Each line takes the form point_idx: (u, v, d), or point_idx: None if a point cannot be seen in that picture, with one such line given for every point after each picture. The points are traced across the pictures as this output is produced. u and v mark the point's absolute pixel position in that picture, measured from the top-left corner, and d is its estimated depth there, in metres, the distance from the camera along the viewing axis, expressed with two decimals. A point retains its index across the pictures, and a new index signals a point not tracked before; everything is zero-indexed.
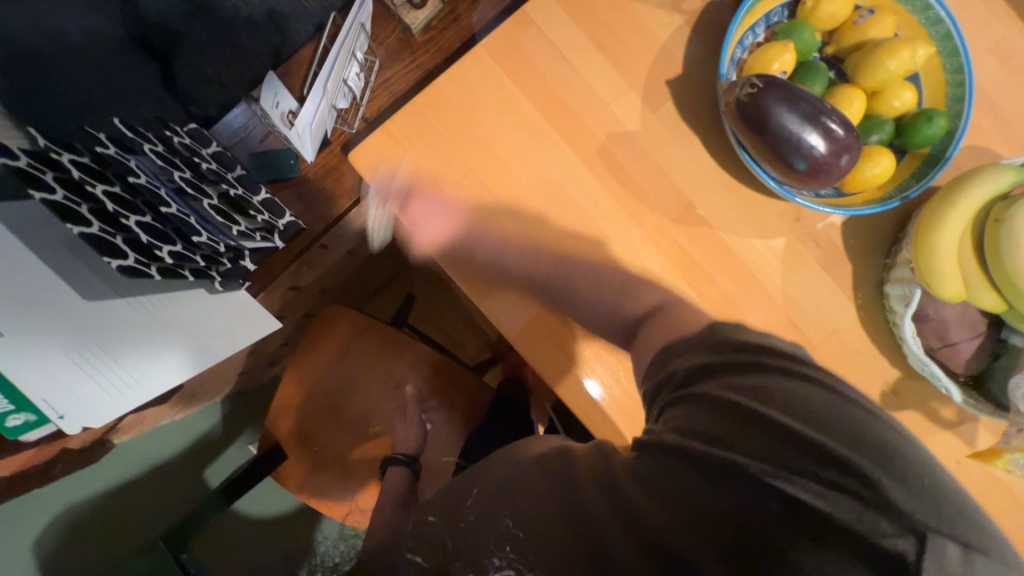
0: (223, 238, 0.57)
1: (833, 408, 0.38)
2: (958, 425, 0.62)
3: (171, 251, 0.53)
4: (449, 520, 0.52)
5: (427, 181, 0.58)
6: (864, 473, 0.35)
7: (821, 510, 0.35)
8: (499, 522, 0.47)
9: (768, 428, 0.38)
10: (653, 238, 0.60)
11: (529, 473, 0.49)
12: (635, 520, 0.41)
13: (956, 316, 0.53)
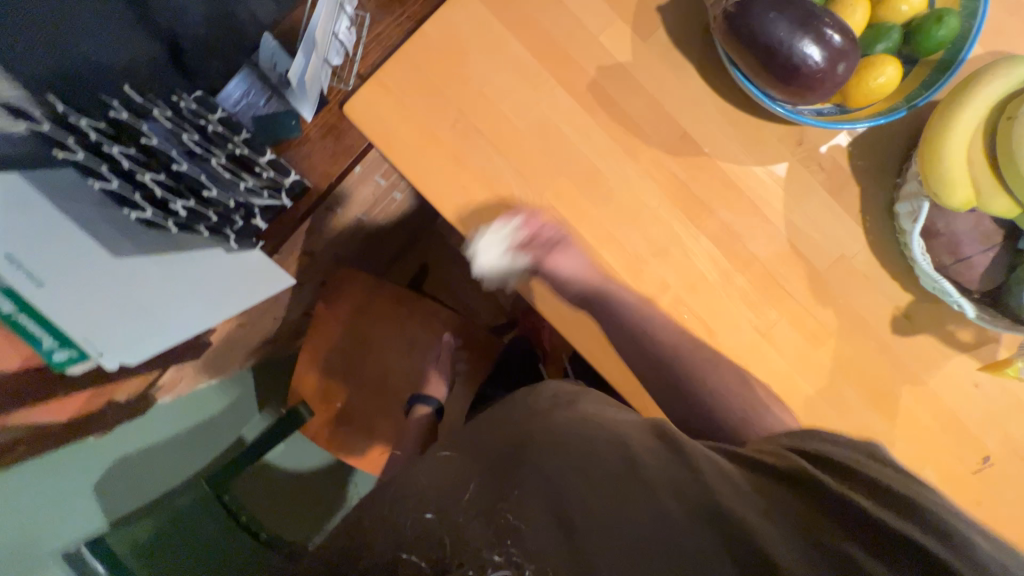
0: (233, 194, 0.63)
1: (898, 469, 0.42)
2: (977, 346, 0.60)
3: (186, 206, 0.57)
4: (486, 498, 0.44)
5: (420, 127, 0.59)
6: (941, 516, 0.37)
7: (889, 528, 0.36)
8: (486, 495, 0.44)
9: (839, 472, 0.42)
10: (649, 171, 0.60)
11: (572, 430, 0.48)
12: (721, 523, 0.39)
13: (968, 228, 0.51)
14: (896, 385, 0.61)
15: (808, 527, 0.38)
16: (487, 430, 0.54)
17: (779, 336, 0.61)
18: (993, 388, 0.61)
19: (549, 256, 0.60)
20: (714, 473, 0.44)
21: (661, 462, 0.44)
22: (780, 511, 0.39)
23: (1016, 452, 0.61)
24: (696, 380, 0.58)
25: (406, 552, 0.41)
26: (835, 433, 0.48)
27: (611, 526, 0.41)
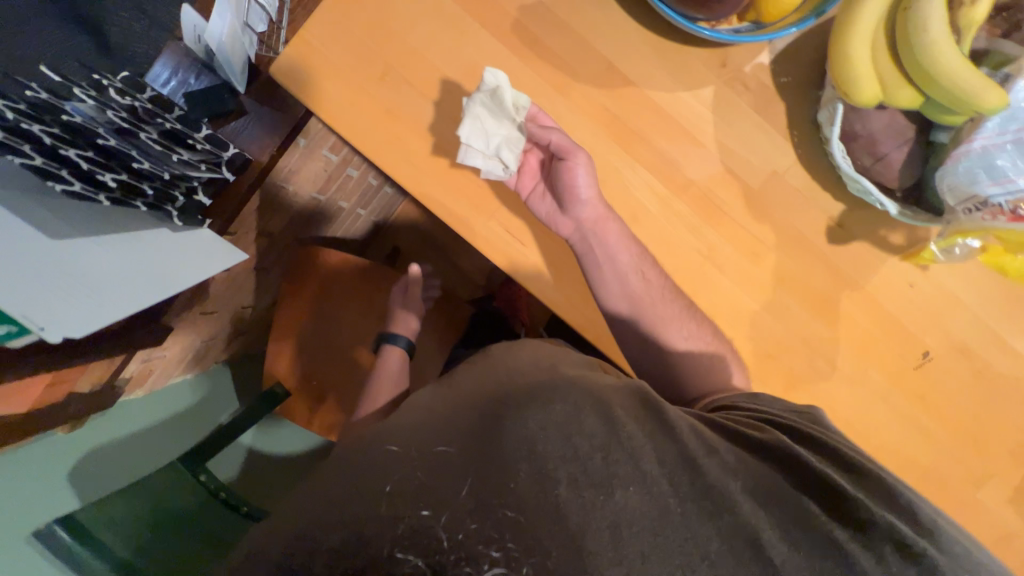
0: (167, 167, 0.62)
1: (828, 433, 0.50)
2: (908, 248, 0.63)
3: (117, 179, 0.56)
4: (480, 479, 0.39)
5: (350, 83, 0.59)
6: (867, 469, 0.44)
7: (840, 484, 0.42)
8: (477, 489, 0.38)
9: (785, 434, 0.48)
10: (580, 107, 0.61)
11: (558, 396, 0.45)
12: (714, 483, 0.41)
13: (883, 127, 0.53)
14: (836, 293, 0.63)
15: (776, 492, 0.41)
16: (462, 404, 0.51)
17: (721, 256, 0.63)
18: (927, 287, 0.63)
19: (570, 154, 0.59)
20: (698, 436, 0.45)
21: (645, 423, 0.45)
22: (753, 482, 0.42)
23: (953, 345, 0.64)
24: (644, 309, 0.62)
25: (391, 541, 0.36)
26: (771, 400, 0.55)
27: (606, 502, 0.38)
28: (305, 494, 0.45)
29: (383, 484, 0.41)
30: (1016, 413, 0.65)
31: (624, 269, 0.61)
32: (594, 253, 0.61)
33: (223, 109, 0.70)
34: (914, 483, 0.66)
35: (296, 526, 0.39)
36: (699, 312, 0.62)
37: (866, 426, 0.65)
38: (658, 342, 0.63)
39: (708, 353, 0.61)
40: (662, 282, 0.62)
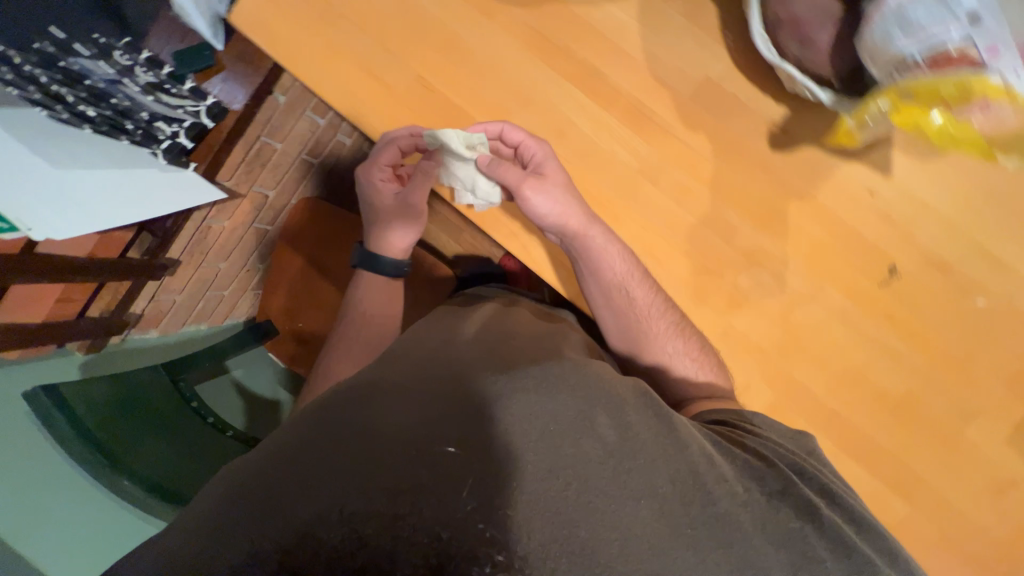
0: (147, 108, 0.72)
1: (812, 460, 0.53)
2: (865, 152, 0.58)
3: (101, 115, 0.66)
4: (486, 482, 0.39)
5: (293, 21, 0.65)
6: (843, 499, 0.49)
7: (821, 516, 0.45)
8: (483, 492, 0.38)
9: (772, 453, 0.51)
10: (504, 28, 0.62)
11: (569, 389, 0.48)
12: (709, 499, 0.43)
13: (808, 8, 0.48)
14: (782, 203, 0.59)
15: (776, 520, 0.44)
16: (460, 372, 0.51)
17: (653, 169, 0.61)
18: (890, 194, 0.58)
19: (519, 191, 0.60)
20: (699, 454, 0.47)
21: (654, 433, 0.47)
22: (754, 506, 0.45)
23: (925, 259, 0.58)
24: (630, 321, 0.63)
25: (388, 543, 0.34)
26: (760, 418, 0.56)
27: (615, 514, 0.40)
28: (267, 455, 0.42)
29: (393, 451, 0.40)
30: (1012, 338, 0.57)
31: (607, 285, 0.62)
32: (581, 264, 0.62)
33: (205, 65, 0.79)
34: (886, 414, 0.60)
35: (288, 517, 0.36)
36: (688, 326, 0.62)
37: (824, 349, 0.60)
38: (602, 270, 0.60)
39: (691, 364, 0.61)
40: (651, 299, 0.61)
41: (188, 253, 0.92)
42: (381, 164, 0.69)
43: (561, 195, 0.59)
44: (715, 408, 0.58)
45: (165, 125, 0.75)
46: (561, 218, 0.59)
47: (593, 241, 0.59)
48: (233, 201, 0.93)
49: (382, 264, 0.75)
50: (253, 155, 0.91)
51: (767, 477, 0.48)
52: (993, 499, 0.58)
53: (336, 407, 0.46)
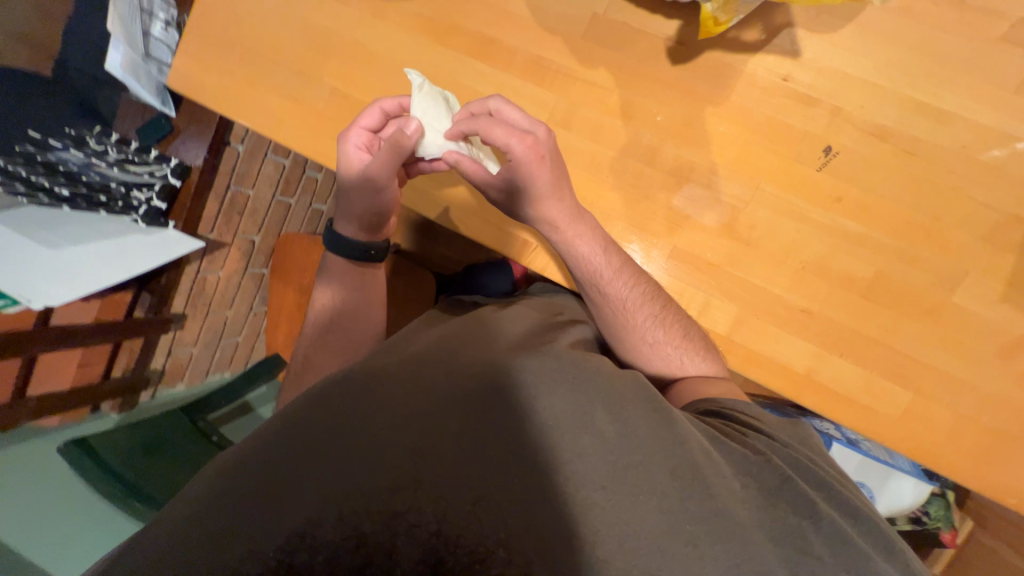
0: (115, 179, 0.80)
1: (811, 452, 0.49)
2: (768, 40, 0.56)
3: (72, 190, 0.75)
4: (460, 478, 0.39)
5: (219, 71, 0.72)
6: (850, 496, 0.44)
7: (821, 511, 0.41)
8: (459, 492, 0.38)
9: (768, 442, 0.47)
10: (399, 24, 0.66)
11: (569, 383, 0.46)
12: (696, 492, 0.40)
13: None
14: (697, 113, 0.59)
15: (773, 516, 0.40)
16: (456, 365, 0.49)
17: (564, 114, 0.62)
18: (805, 75, 0.56)
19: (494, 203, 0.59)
20: (693, 441, 0.44)
21: (647, 422, 0.44)
22: (752, 501, 0.41)
23: (860, 130, 0.55)
24: (608, 313, 0.60)
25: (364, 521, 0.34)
26: (757, 410, 0.52)
27: (589, 504, 0.39)
28: (264, 442, 0.42)
29: (381, 446, 0.41)
30: (979, 189, 0.53)
31: (581, 280, 0.60)
32: (568, 250, 0.58)
33: (164, 132, 0.86)
34: (860, 302, 0.56)
35: (289, 512, 0.37)
36: (670, 316, 0.58)
37: (777, 246, 0.58)
38: (566, 243, 0.57)
39: (673, 352, 0.58)
40: (631, 293, 0.58)
41: (192, 304, 1.00)
42: (359, 127, 0.60)
43: (520, 206, 0.57)
44: (708, 395, 0.54)
45: (140, 193, 0.83)
46: (536, 208, 0.56)
47: (564, 239, 0.57)
48: (220, 249, 1.01)
49: (338, 242, 0.68)
50: (228, 206, 0.98)
51: (766, 471, 0.44)
52: (1000, 369, 0.54)
53: (326, 393, 0.46)
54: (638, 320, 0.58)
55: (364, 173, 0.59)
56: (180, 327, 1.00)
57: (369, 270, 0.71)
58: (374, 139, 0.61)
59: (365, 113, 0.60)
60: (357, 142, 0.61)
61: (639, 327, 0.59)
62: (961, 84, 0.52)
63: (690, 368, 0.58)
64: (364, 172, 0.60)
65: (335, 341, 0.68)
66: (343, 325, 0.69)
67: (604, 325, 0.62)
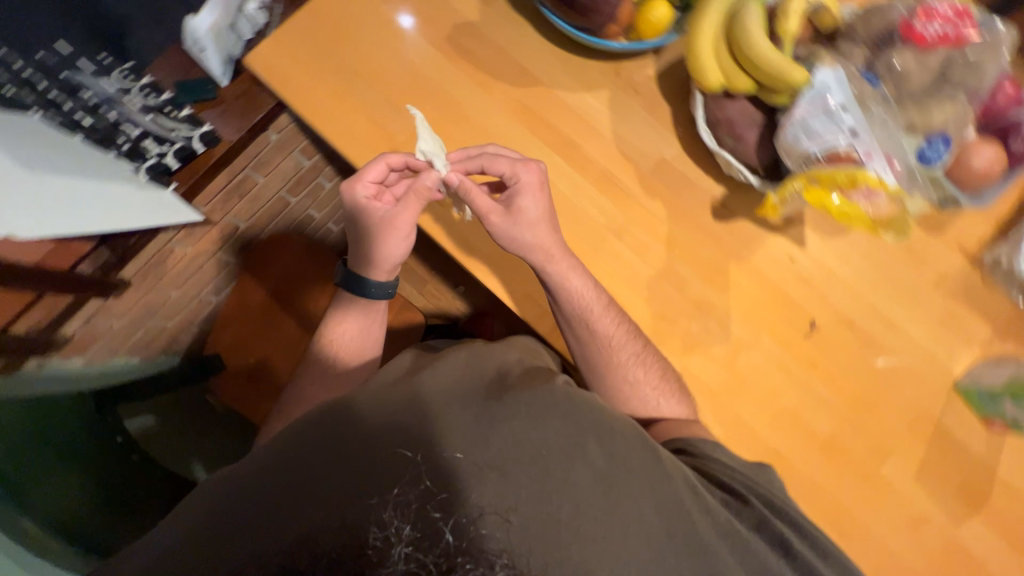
0: (138, 123, 0.75)
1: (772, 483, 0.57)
2: (786, 228, 0.71)
3: (90, 122, 0.73)
4: (478, 493, 0.40)
5: (309, 72, 0.72)
6: (815, 532, 0.51)
7: (794, 550, 0.48)
8: (479, 506, 0.39)
9: (739, 479, 0.54)
10: (499, 100, 0.73)
11: (560, 414, 0.46)
12: (694, 522, 0.44)
13: (738, 113, 0.63)
14: (725, 263, 0.70)
15: (746, 548, 0.46)
16: (463, 385, 0.50)
17: (619, 226, 0.71)
18: (807, 263, 0.71)
19: (485, 221, 0.65)
20: (684, 478, 0.48)
21: (642, 455, 0.47)
22: (734, 535, 0.46)
23: (837, 315, 0.70)
24: (592, 352, 0.67)
25: (380, 523, 0.36)
26: (726, 452, 0.59)
27: (598, 533, 0.40)
28: (273, 458, 0.43)
29: (397, 456, 0.41)
30: (907, 387, 0.69)
31: (572, 317, 0.66)
32: (556, 288, 0.65)
33: (204, 96, 0.81)
34: (816, 453, 0.67)
35: (297, 524, 0.37)
36: (651, 357, 0.66)
37: (764, 390, 0.68)
38: (555, 280, 0.64)
39: (653, 394, 0.65)
40: (616, 330, 0.66)
41: (142, 274, 0.86)
42: (366, 180, 0.65)
43: (504, 229, 0.64)
44: (683, 437, 0.61)
45: (154, 146, 0.76)
46: (528, 244, 0.64)
47: (555, 273, 0.64)
48: (203, 226, 0.91)
49: (365, 288, 0.69)
50: (234, 186, 0.90)
51: (745, 511, 0.50)
52: (907, 536, 0.66)
53: (328, 417, 0.45)
54: (619, 356, 0.66)
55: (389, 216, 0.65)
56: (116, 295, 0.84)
57: (382, 304, 0.72)
58: (380, 188, 0.67)
59: (368, 166, 0.65)
60: (364, 194, 0.66)
61: (617, 362, 0.66)
62: (905, 306, 0.70)
63: (666, 409, 0.65)
64: (387, 216, 0.65)
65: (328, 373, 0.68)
66: (340, 359, 0.70)
67: (586, 359, 0.68)
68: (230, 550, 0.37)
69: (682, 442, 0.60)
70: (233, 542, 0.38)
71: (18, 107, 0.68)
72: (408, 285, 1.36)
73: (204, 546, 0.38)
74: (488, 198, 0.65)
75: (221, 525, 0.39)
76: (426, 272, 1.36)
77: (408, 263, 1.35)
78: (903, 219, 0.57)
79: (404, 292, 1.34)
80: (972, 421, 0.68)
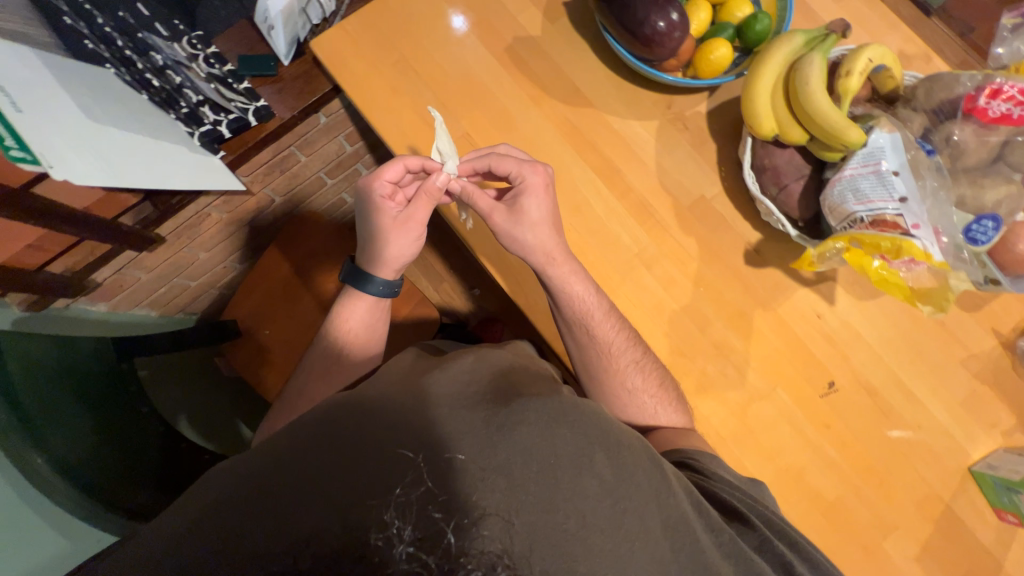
0: (200, 91, 0.79)
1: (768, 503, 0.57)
2: (817, 283, 0.70)
3: (158, 83, 0.76)
4: (482, 495, 0.39)
5: (369, 63, 0.74)
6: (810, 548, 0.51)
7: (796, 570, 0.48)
8: (482, 509, 0.38)
9: (736, 492, 0.55)
10: (548, 115, 0.74)
11: (570, 425, 0.45)
12: (693, 531, 0.45)
13: (786, 163, 0.63)
14: (750, 309, 0.70)
15: (749, 565, 0.46)
16: (465, 388, 0.49)
17: (649, 257, 0.71)
18: (834, 321, 0.70)
19: (488, 221, 0.66)
20: (686, 492, 0.48)
21: (647, 472, 0.45)
22: (732, 547, 0.46)
23: (857, 379, 0.69)
24: (591, 356, 0.67)
25: (380, 524, 0.36)
26: (723, 467, 0.59)
27: (600, 546, 0.40)
28: (272, 453, 0.42)
29: (399, 456, 0.40)
30: (921, 465, 0.67)
31: (572, 321, 0.66)
32: (557, 290, 0.65)
33: (264, 72, 0.84)
34: (818, 516, 0.66)
35: (300, 522, 0.36)
36: (649, 364, 0.66)
37: (772, 444, 0.67)
38: (557, 282, 0.65)
39: (651, 402, 0.65)
40: (616, 336, 0.66)
41: (177, 233, 0.88)
42: (382, 179, 0.66)
43: (507, 226, 0.65)
44: (683, 448, 0.60)
45: (212, 113, 0.79)
46: (533, 244, 0.64)
47: (555, 275, 0.65)
48: (242, 196, 0.93)
49: (372, 286, 0.70)
50: (277, 161, 0.93)
51: (748, 532, 0.50)
52: None
53: (336, 411, 0.45)
54: (617, 361, 0.66)
55: (403, 217, 0.67)
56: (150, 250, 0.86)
57: (388, 300, 0.73)
58: (394, 188, 0.68)
59: (385, 165, 0.66)
60: (378, 194, 0.67)
61: (613, 368, 0.66)
62: (928, 381, 0.68)
63: (664, 418, 0.65)
64: (401, 216, 0.67)
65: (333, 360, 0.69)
66: (349, 348, 0.70)
67: (584, 363, 0.68)
68: (224, 548, 0.36)
69: (684, 453, 0.59)
70: (221, 518, 0.38)
71: (96, 61, 0.73)
72: (426, 281, 1.37)
73: (193, 541, 0.37)
74: (489, 199, 0.66)
75: (211, 519, 0.38)
76: (445, 270, 1.37)
77: (429, 258, 1.37)
78: (943, 292, 0.56)
79: (421, 286, 1.35)
80: (984, 509, 0.66)
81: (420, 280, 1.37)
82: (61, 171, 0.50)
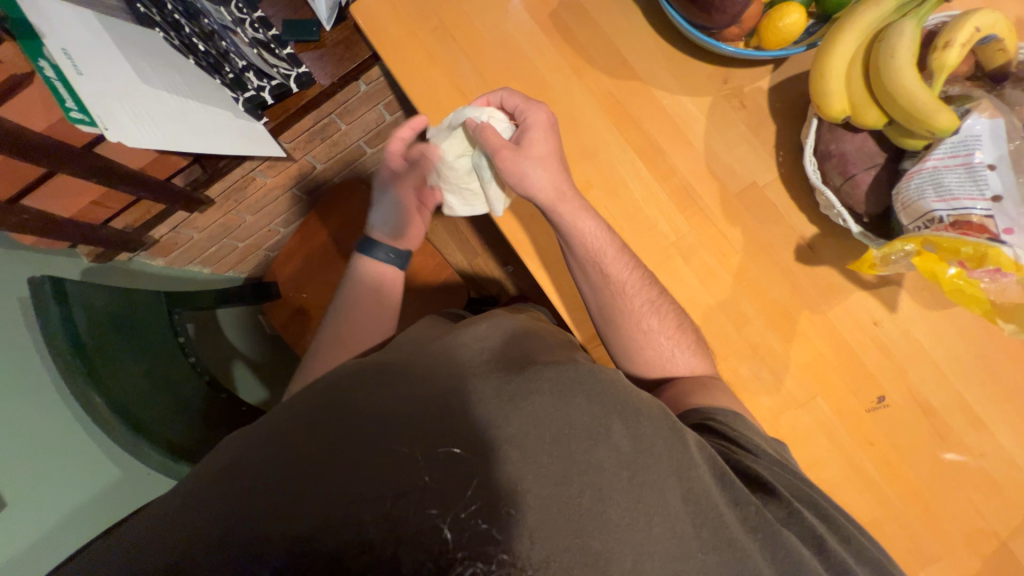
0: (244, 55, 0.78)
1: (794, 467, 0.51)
2: (877, 286, 0.63)
3: (206, 47, 0.74)
4: (487, 480, 0.36)
5: (407, 31, 0.72)
6: (852, 530, 0.45)
7: (829, 549, 0.42)
8: (486, 491, 0.36)
9: (759, 457, 0.50)
10: (590, 87, 0.69)
11: (584, 393, 0.42)
12: (711, 502, 0.41)
13: (855, 149, 0.56)
14: (796, 310, 0.64)
15: (777, 540, 0.40)
16: (466, 368, 0.46)
17: (688, 246, 0.66)
18: (892, 330, 0.63)
19: (497, 158, 0.62)
20: (712, 467, 0.44)
21: (667, 441, 0.42)
22: (766, 522, 0.41)
23: (913, 394, 0.62)
24: (603, 297, 0.63)
25: (374, 517, 0.33)
26: (744, 423, 0.54)
27: (619, 526, 0.37)
28: (271, 427, 0.41)
29: (397, 453, 0.37)
30: (976, 494, 0.60)
31: (583, 261, 0.62)
32: (564, 231, 0.62)
33: (307, 38, 0.85)
34: None
35: (297, 512, 0.34)
36: (665, 305, 0.63)
37: (804, 454, 0.63)
38: (566, 221, 0.61)
39: (667, 344, 0.62)
40: (629, 275, 0.62)
41: (225, 196, 0.92)
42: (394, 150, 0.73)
43: (511, 168, 0.61)
44: (708, 405, 0.56)
45: (255, 79, 0.80)
46: (536, 186, 0.61)
47: (562, 218, 0.61)
48: (285, 161, 0.95)
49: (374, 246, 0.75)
50: (318, 129, 0.95)
51: (772, 501, 0.44)
52: None
53: (343, 382, 0.45)
54: (631, 301, 0.62)
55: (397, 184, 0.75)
56: (200, 211, 0.91)
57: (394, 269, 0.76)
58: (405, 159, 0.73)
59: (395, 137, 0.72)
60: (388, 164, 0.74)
61: (625, 307, 0.63)
62: (999, 405, 0.61)
63: (682, 363, 0.62)
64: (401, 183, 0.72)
65: (353, 331, 0.69)
66: (374, 311, 0.71)
67: (597, 306, 0.64)
68: (206, 526, 0.35)
69: (705, 414, 0.55)
70: (210, 496, 0.37)
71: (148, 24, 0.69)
72: (459, 255, 1.38)
73: (191, 516, 0.36)
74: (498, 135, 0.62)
75: (208, 495, 0.37)
76: (478, 246, 1.37)
77: (463, 233, 1.37)
78: None
79: (454, 260, 1.36)
80: None
81: (454, 254, 1.37)
82: (116, 133, 0.52)
